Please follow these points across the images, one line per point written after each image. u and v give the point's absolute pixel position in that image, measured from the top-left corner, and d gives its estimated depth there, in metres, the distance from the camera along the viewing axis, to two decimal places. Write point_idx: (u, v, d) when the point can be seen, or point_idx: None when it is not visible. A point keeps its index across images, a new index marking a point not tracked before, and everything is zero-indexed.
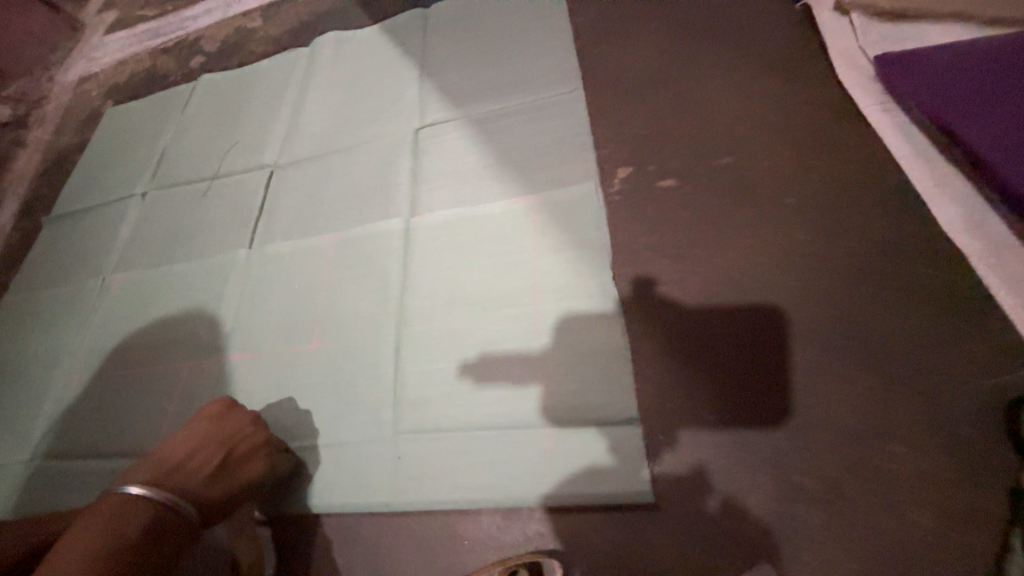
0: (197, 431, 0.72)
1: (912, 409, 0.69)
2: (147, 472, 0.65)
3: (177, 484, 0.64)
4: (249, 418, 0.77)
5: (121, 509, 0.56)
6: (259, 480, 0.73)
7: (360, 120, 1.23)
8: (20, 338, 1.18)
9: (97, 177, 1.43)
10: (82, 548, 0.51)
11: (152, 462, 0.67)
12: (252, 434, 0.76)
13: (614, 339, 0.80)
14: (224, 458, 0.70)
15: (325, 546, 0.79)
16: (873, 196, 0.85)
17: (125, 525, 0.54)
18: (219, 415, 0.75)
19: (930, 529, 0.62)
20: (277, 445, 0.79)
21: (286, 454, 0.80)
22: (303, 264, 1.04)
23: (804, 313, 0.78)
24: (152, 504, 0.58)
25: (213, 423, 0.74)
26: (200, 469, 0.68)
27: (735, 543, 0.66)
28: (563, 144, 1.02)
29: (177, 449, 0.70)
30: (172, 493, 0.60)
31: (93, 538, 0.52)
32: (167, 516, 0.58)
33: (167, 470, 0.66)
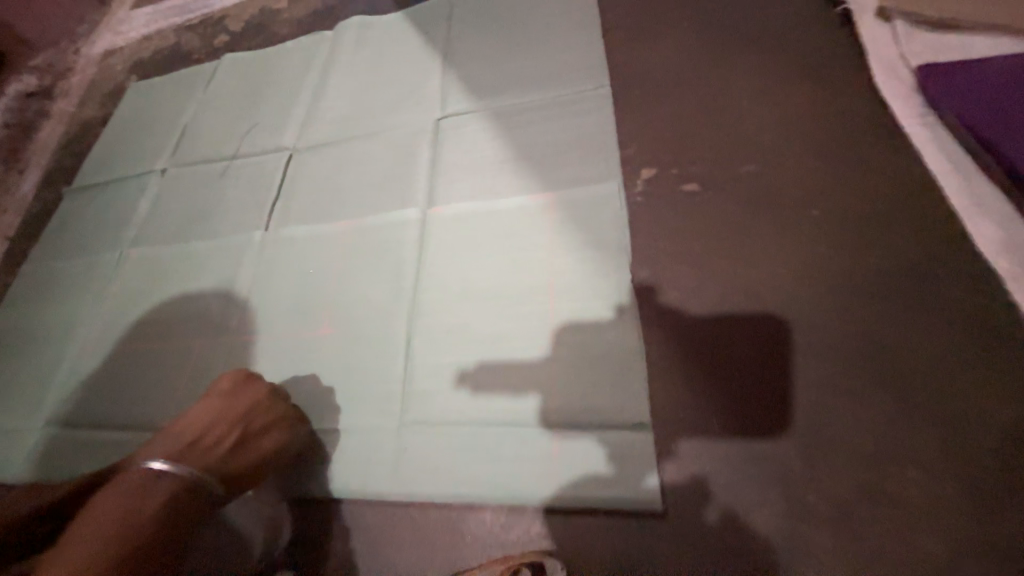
0: (217, 405, 0.72)
1: (933, 433, 0.67)
2: (168, 445, 0.64)
3: (199, 458, 0.64)
4: (268, 393, 0.76)
5: (142, 485, 0.57)
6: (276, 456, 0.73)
7: (381, 107, 1.22)
8: (37, 307, 1.19)
9: (118, 151, 1.44)
10: (103, 523, 0.52)
11: (169, 435, 0.66)
12: (272, 408, 0.76)
13: (628, 342, 0.79)
14: (245, 432, 0.71)
15: (338, 529, 0.79)
16: (904, 211, 0.82)
17: (145, 501, 0.55)
18: (240, 387, 0.75)
19: (945, 557, 0.61)
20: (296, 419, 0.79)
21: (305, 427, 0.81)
22: (317, 249, 1.04)
23: (825, 327, 0.76)
24: (171, 482, 0.59)
25: (233, 396, 0.73)
26: (221, 443, 0.68)
27: (741, 558, 0.65)
28: (585, 142, 1.00)
29: (197, 422, 0.69)
30: (193, 469, 0.62)
31: (114, 513, 0.53)
32: (186, 493, 0.59)
33: (186, 443, 0.65)
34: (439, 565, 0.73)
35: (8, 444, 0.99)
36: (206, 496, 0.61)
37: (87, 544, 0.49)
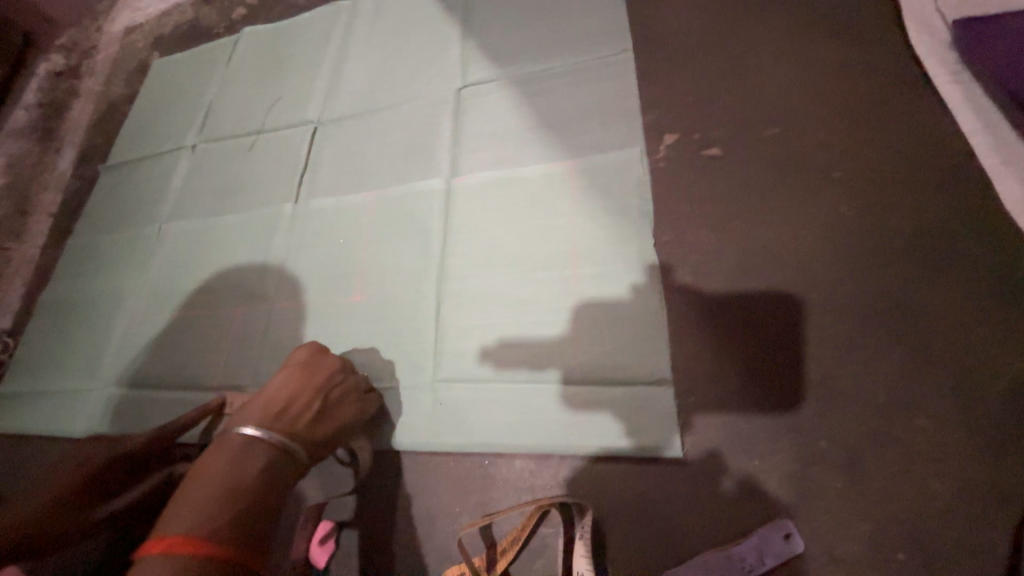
0: (295, 374, 0.74)
1: (947, 386, 0.69)
2: (257, 411, 0.66)
3: (287, 424, 0.66)
4: (339, 366, 0.79)
5: (243, 452, 0.60)
6: (352, 425, 0.76)
7: (402, 78, 1.23)
8: (87, 278, 1.27)
9: (148, 129, 1.49)
10: (216, 488, 0.55)
11: (259, 401, 0.68)
12: (343, 380, 0.78)
13: (650, 304, 0.82)
14: (323, 402, 0.73)
15: (386, 474, 0.85)
16: (931, 172, 0.82)
17: (244, 469, 0.58)
18: (313, 359, 0.77)
19: (951, 499, 0.65)
20: (364, 390, 0.82)
21: (373, 397, 0.83)
22: (346, 220, 1.08)
23: (846, 287, 0.78)
24: (265, 448, 0.61)
25: (308, 368, 0.76)
26: (304, 410, 0.70)
27: (756, 500, 0.70)
28: (607, 108, 1.00)
29: (279, 389, 0.71)
30: (283, 436, 0.64)
31: (224, 480, 0.56)
32: (281, 461, 0.62)
33: (276, 410, 0.67)
34: (473, 506, 0.79)
35: (75, 402, 1.09)
36: (297, 463, 0.64)
37: (205, 507, 0.52)
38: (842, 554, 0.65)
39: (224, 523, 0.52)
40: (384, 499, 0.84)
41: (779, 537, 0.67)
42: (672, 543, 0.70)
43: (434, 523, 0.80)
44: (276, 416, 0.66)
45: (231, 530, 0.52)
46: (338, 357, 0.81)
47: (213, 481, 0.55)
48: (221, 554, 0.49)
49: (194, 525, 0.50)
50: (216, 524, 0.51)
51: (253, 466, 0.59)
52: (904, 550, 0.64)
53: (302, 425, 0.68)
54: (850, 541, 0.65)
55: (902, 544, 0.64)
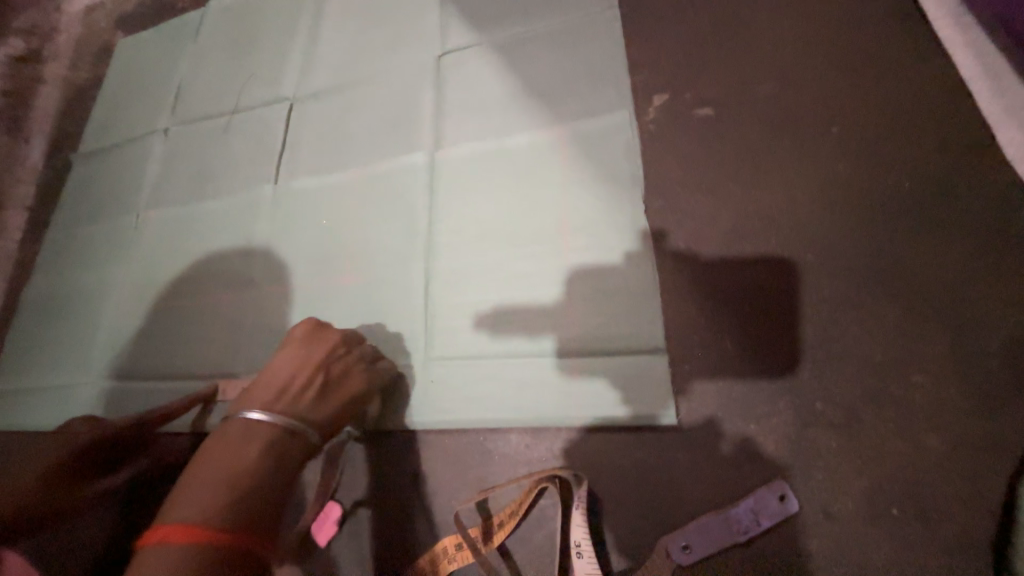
0: (295, 351, 0.71)
1: (944, 342, 0.69)
2: (260, 393, 0.65)
3: (291, 405, 0.65)
4: (340, 338, 0.75)
5: (242, 438, 0.60)
6: (363, 397, 0.74)
7: (379, 48, 1.17)
8: (68, 271, 1.24)
9: (118, 113, 1.43)
10: (213, 476, 0.55)
11: (263, 383, 0.67)
12: (347, 353, 0.75)
13: (643, 272, 0.80)
14: (326, 377, 0.70)
15: (398, 447, 0.84)
16: (930, 123, 0.79)
17: (247, 455, 0.58)
18: (312, 335, 0.74)
19: (946, 453, 0.65)
20: (372, 360, 0.79)
21: (383, 367, 0.80)
22: (330, 200, 1.05)
23: (842, 246, 0.76)
24: (270, 431, 0.61)
25: (308, 344, 0.73)
26: (306, 388, 0.68)
27: (752, 463, 0.70)
28: (595, 71, 0.96)
29: (280, 369, 0.69)
30: (287, 417, 0.63)
31: (220, 467, 0.56)
32: (282, 442, 0.61)
33: (277, 391, 0.66)
34: (471, 481, 0.80)
35: (67, 396, 1.07)
36: (301, 442, 0.63)
37: (201, 497, 0.53)
38: (838, 511, 0.65)
39: (220, 511, 0.52)
40: (397, 472, 0.83)
41: (776, 497, 0.67)
42: (670, 508, 0.70)
43: (434, 499, 0.80)
44: (277, 397, 0.65)
45: (228, 516, 0.53)
46: (339, 330, 0.78)
47: (212, 468, 0.56)
48: (217, 541, 0.50)
49: (191, 514, 0.51)
50: (212, 514, 0.52)
51: (251, 451, 0.58)
52: (899, 504, 0.64)
53: (304, 403, 0.66)
54: (846, 498, 0.66)
55: (897, 499, 0.64)
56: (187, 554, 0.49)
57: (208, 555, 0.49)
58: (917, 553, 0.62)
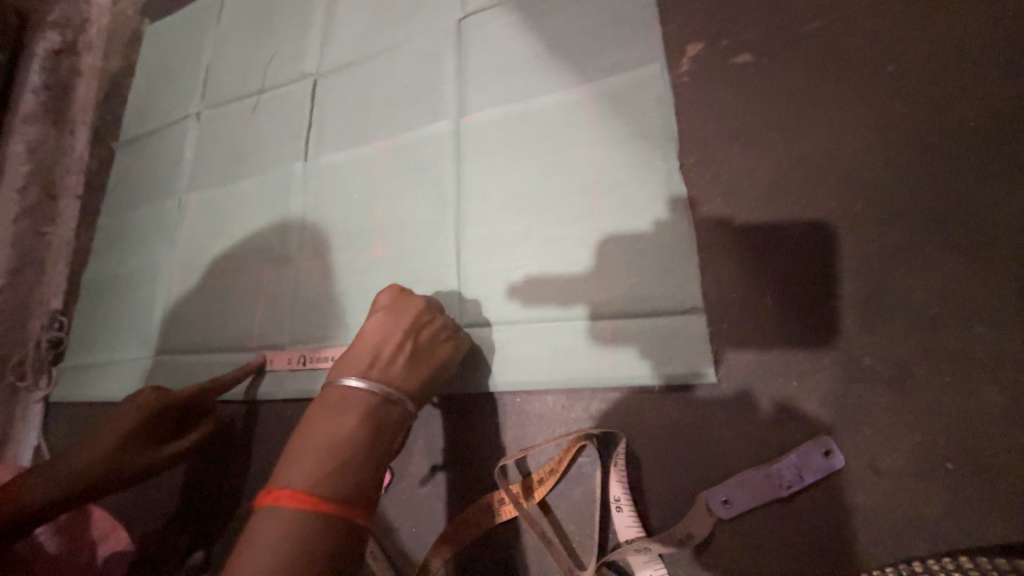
0: (383, 319, 0.73)
1: (1010, 290, 0.64)
2: (356, 360, 0.68)
3: (384, 371, 0.67)
4: (422, 307, 0.77)
5: (342, 403, 0.62)
6: (448, 365, 0.75)
7: (398, 15, 1.15)
8: (121, 254, 1.31)
9: (152, 100, 1.47)
10: (318, 447, 0.58)
11: (357, 349, 0.69)
12: (431, 322, 0.76)
13: (679, 232, 0.78)
14: (414, 344, 0.72)
15: (473, 407, 0.85)
16: (1001, 53, 0.72)
17: (348, 421, 0.60)
18: (397, 303, 0.76)
19: (1008, 405, 0.62)
20: (453, 329, 0.80)
21: (463, 335, 0.81)
22: (359, 173, 1.06)
23: (897, 195, 0.71)
24: (368, 398, 0.63)
25: (394, 312, 0.75)
26: (397, 355, 0.69)
27: (795, 420, 0.69)
28: (623, 22, 0.91)
29: (372, 336, 0.71)
30: (381, 384, 0.65)
31: (324, 437, 0.58)
32: (380, 410, 0.63)
33: (371, 357, 0.68)
34: (510, 441, 0.82)
35: (130, 370, 1.16)
36: (397, 408, 0.65)
37: (309, 468, 0.56)
38: (887, 466, 0.64)
39: (328, 483, 0.55)
40: (475, 430, 0.84)
41: (820, 453, 0.66)
42: (710, 465, 0.71)
43: (474, 459, 0.83)
44: (372, 363, 0.67)
45: (336, 489, 0.55)
46: (420, 298, 0.79)
47: (315, 438, 0.59)
48: (328, 513, 0.53)
49: (301, 485, 0.55)
50: (320, 486, 0.54)
51: (351, 420, 0.60)
52: (954, 459, 0.62)
53: (397, 369, 0.68)
54: (895, 454, 0.64)
55: (952, 453, 0.62)
56: (301, 526, 0.52)
57: (319, 521, 0.53)
58: (972, 507, 0.60)
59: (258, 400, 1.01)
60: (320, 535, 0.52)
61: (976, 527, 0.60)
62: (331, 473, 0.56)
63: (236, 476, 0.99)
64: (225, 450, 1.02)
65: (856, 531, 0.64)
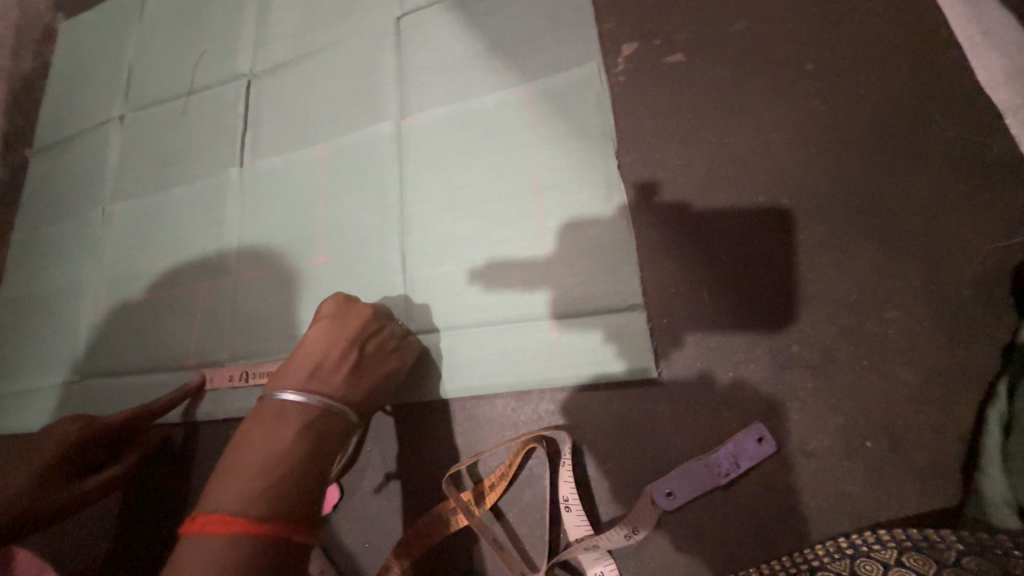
0: (326, 327, 0.70)
1: (918, 276, 0.69)
2: (296, 373, 0.65)
3: (326, 385, 0.64)
4: (370, 314, 0.74)
5: (279, 417, 0.60)
6: (395, 374, 0.73)
7: (335, 12, 1.11)
8: (37, 272, 1.20)
9: (70, 103, 1.35)
10: (253, 465, 0.55)
11: (298, 359, 0.66)
12: (379, 330, 0.74)
13: (619, 230, 0.79)
14: (359, 355, 0.69)
15: (425, 414, 0.83)
16: (904, 52, 0.77)
17: (284, 437, 0.57)
18: (342, 309, 0.73)
19: (919, 384, 0.66)
20: (403, 337, 0.78)
21: (413, 343, 0.79)
22: (298, 179, 1.02)
23: (817, 188, 0.75)
24: (307, 412, 0.60)
25: (338, 320, 0.71)
26: (339, 367, 0.67)
27: (732, 409, 0.71)
28: (561, 21, 0.91)
29: (314, 345, 0.68)
30: (323, 397, 0.63)
31: (260, 455, 0.56)
32: (321, 422, 0.61)
33: (311, 369, 0.65)
34: (462, 448, 0.81)
35: (52, 398, 1.07)
36: (340, 419, 0.63)
37: (240, 489, 0.53)
38: (814, 448, 0.67)
39: (262, 501, 0.52)
40: (427, 438, 0.82)
41: (755, 440, 0.69)
42: (655, 457, 0.72)
43: (425, 468, 0.81)
44: (312, 375, 0.65)
45: (269, 506, 0.52)
46: (366, 305, 0.76)
47: (249, 455, 0.56)
48: (263, 535, 0.50)
49: (232, 506, 0.51)
50: (253, 505, 0.52)
51: (288, 435, 0.58)
52: (873, 437, 0.66)
53: (340, 379, 0.66)
54: (822, 436, 0.67)
55: (871, 431, 0.66)
56: (229, 549, 0.49)
57: (252, 543, 0.50)
58: (890, 481, 0.64)
59: (196, 421, 0.95)
60: (253, 558, 0.49)
61: (892, 499, 0.64)
62: (265, 491, 0.53)
63: (174, 502, 0.93)
64: (162, 475, 0.96)
65: (788, 511, 0.67)
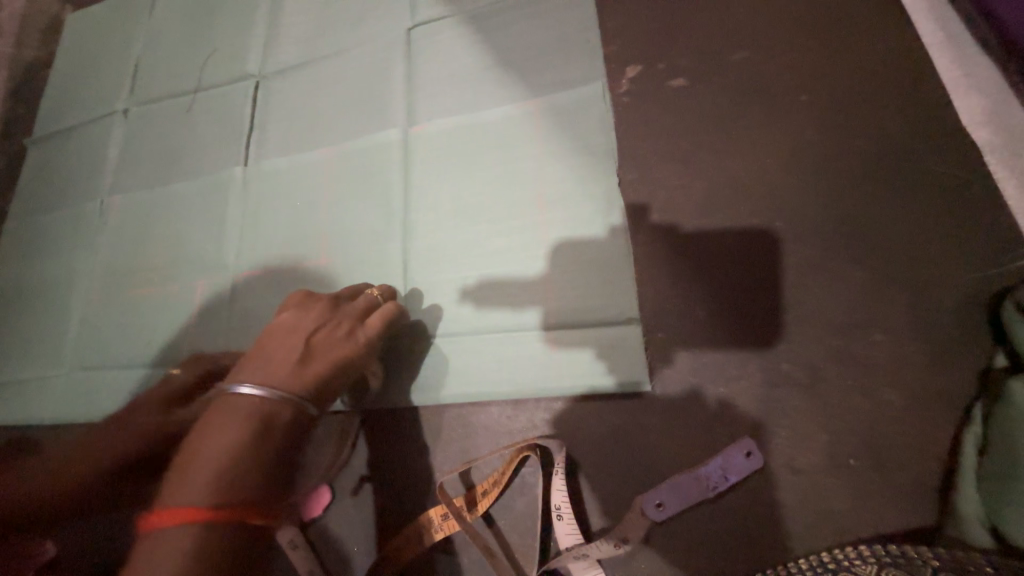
0: (283, 322, 0.69)
1: (903, 301, 0.72)
2: (248, 367, 0.63)
3: (273, 377, 0.62)
4: (326, 307, 0.72)
5: (229, 410, 0.57)
6: (353, 363, 0.68)
7: (347, 19, 1.13)
8: (31, 261, 1.19)
9: (73, 94, 1.35)
10: (203, 458, 0.53)
11: (252, 355, 0.65)
12: (336, 321, 0.71)
13: (619, 246, 0.81)
14: (307, 345, 0.66)
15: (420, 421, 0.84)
16: (893, 88, 0.81)
17: (228, 428, 0.55)
18: (300, 304, 0.72)
19: (902, 405, 0.69)
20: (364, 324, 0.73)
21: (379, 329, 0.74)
22: (302, 180, 1.03)
23: (809, 213, 0.78)
24: (252, 403, 0.58)
25: (295, 314, 0.70)
26: (288, 358, 0.64)
27: (723, 423, 0.73)
28: (569, 41, 0.94)
29: (269, 341, 0.66)
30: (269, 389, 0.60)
31: (210, 448, 0.54)
32: (271, 411, 0.58)
33: (262, 363, 0.63)
34: (457, 453, 0.81)
35: (37, 390, 1.04)
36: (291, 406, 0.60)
37: (182, 479, 0.52)
38: (801, 464, 0.69)
39: (203, 491, 0.51)
40: (420, 444, 0.83)
41: (744, 455, 0.70)
42: (646, 469, 0.73)
43: (418, 473, 0.82)
44: (262, 368, 0.63)
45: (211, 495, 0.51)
46: (326, 296, 0.74)
47: (198, 449, 0.54)
48: (206, 522, 0.50)
49: (175, 497, 0.51)
50: (199, 493, 0.51)
51: (235, 426, 0.56)
52: (858, 456, 0.68)
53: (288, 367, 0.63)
54: (808, 453, 0.70)
55: (855, 450, 0.68)
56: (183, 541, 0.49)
57: (193, 532, 0.49)
58: (873, 499, 0.66)
59: None
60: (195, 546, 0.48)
61: (875, 517, 0.66)
62: (213, 482, 0.51)
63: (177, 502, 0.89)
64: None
65: (774, 525, 0.68)
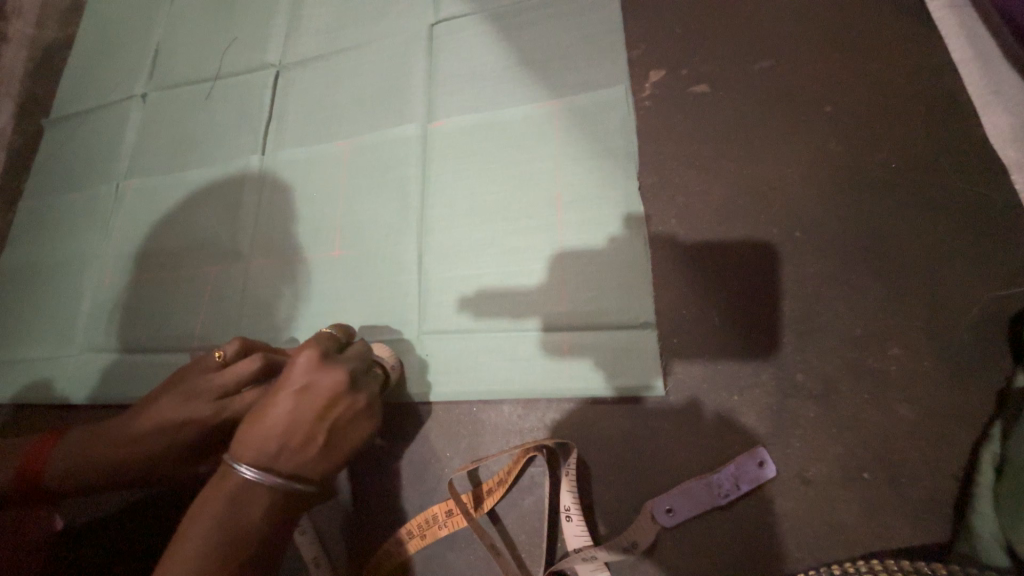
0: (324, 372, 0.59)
1: (921, 316, 0.72)
2: (290, 426, 0.55)
3: (308, 444, 0.56)
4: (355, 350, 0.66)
5: (310, 377, 0.58)
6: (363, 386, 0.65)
7: (370, 12, 1.13)
8: (45, 241, 1.20)
9: (91, 77, 1.35)
10: (276, 421, 0.55)
11: (289, 414, 0.56)
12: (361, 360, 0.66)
13: (636, 250, 0.81)
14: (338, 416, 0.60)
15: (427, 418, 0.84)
16: (918, 103, 0.80)
17: (276, 461, 0.55)
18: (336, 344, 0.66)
19: (916, 421, 0.68)
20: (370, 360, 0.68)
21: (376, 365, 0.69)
22: (320, 171, 1.03)
23: (829, 225, 0.78)
24: (290, 448, 0.55)
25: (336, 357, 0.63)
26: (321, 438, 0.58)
27: (735, 432, 0.73)
28: (592, 43, 0.94)
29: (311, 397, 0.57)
30: (309, 431, 0.56)
31: (288, 414, 0.56)
32: (300, 454, 0.56)
33: (289, 439, 0.55)
34: (465, 450, 0.81)
35: (47, 371, 1.05)
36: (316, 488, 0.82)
37: (207, 524, 0.52)
38: (813, 475, 0.69)
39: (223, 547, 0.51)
40: (427, 440, 0.83)
41: (755, 464, 0.70)
42: (656, 474, 0.73)
43: (426, 468, 0.82)
44: (292, 442, 0.55)
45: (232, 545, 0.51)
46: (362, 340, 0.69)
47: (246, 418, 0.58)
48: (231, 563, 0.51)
49: (207, 532, 0.51)
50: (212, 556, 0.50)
51: (309, 436, 0.56)
52: (871, 469, 0.68)
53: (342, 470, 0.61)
54: (820, 464, 0.69)
55: (868, 464, 0.68)
56: (223, 536, 0.51)
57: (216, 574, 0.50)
58: (884, 513, 0.66)
59: None
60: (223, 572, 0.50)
61: (886, 531, 0.66)
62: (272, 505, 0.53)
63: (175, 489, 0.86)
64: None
65: (784, 535, 0.68)
